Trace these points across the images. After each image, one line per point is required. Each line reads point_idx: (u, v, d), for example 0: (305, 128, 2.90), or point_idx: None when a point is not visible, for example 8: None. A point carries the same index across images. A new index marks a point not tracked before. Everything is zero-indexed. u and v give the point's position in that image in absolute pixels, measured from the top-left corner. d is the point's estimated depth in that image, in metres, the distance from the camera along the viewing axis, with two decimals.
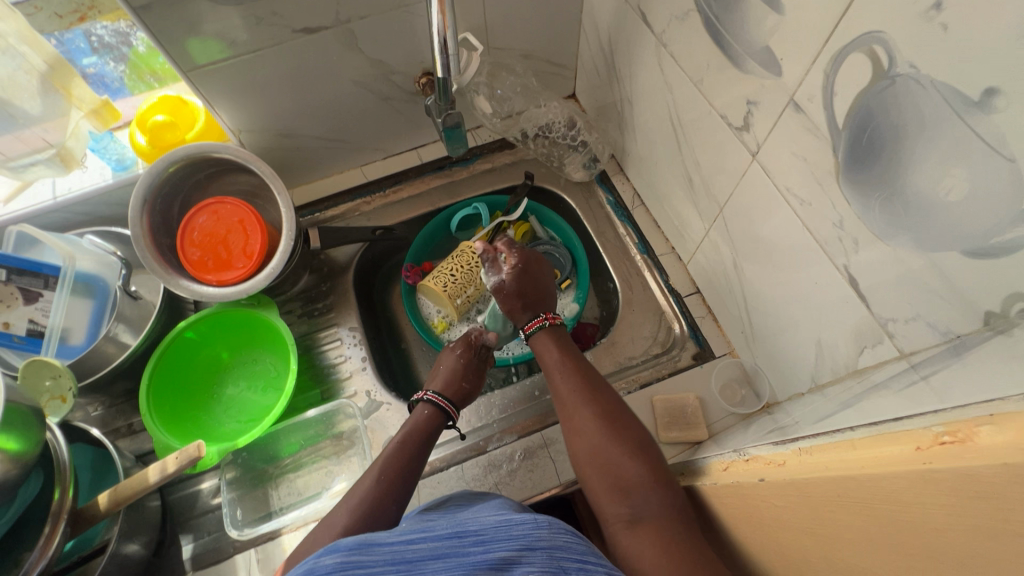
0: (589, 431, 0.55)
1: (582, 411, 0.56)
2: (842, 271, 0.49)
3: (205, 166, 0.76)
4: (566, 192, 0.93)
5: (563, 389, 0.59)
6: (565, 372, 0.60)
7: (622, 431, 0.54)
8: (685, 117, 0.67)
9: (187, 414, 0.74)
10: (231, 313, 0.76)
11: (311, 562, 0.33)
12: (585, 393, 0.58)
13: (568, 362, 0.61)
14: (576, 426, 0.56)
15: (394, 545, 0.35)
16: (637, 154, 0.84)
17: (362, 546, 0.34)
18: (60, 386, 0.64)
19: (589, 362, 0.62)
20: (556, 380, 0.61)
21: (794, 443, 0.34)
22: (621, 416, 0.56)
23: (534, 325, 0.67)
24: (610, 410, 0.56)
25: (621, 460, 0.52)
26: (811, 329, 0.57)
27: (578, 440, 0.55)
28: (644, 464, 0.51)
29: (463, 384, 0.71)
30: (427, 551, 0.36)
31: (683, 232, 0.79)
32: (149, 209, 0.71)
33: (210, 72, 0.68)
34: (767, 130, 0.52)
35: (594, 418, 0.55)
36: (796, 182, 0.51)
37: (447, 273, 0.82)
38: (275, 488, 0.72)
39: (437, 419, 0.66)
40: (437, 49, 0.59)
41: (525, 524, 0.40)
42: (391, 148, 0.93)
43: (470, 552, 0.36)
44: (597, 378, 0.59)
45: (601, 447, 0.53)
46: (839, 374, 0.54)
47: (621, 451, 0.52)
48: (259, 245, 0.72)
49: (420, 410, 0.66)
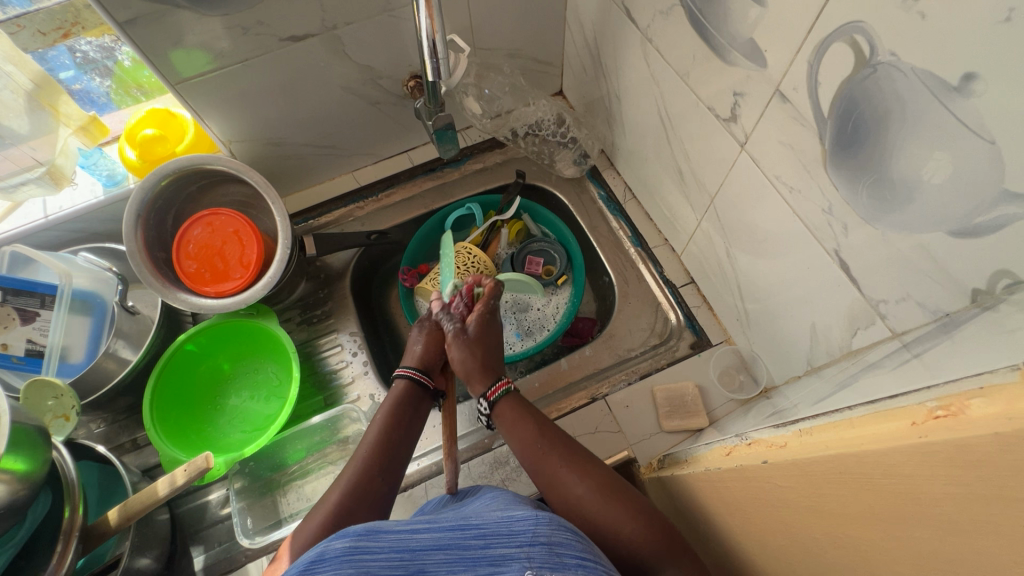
0: (590, 509, 0.53)
1: (576, 490, 0.55)
2: (832, 255, 0.51)
3: (197, 179, 0.76)
4: (557, 189, 0.93)
5: (549, 468, 0.58)
6: (547, 447, 0.58)
7: (623, 503, 0.53)
8: (673, 109, 0.67)
9: (192, 428, 0.74)
10: (231, 324, 0.76)
11: (322, 546, 0.35)
12: (574, 468, 0.57)
13: (546, 438, 0.59)
14: (575, 510, 0.54)
15: (399, 534, 0.37)
16: (626, 148, 0.85)
17: (371, 533, 0.36)
18: (63, 405, 0.64)
19: (564, 432, 0.61)
20: (537, 459, 0.58)
21: (794, 424, 0.35)
22: (615, 488, 0.55)
23: (496, 391, 0.64)
24: (604, 483, 0.55)
25: (630, 540, 0.51)
26: (805, 313, 0.58)
27: (582, 521, 0.53)
28: (654, 532, 0.51)
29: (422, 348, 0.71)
30: (430, 541, 0.37)
31: (675, 223, 0.80)
32: (143, 223, 0.71)
33: (197, 84, 0.68)
34: (755, 120, 0.53)
35: (592, 497, 0.54)
36: (784, 170, 0.52)
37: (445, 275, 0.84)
38: (284, 495, 0.72)
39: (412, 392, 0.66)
40: (427, 51, 0.60)
41: (527, 521, 0.39)
42: (382, 152, 0.93)
43: (471, 545, 0.37)
44: (579, 449, 0.59)
45: (609, 527, 0.52)
46: (834, 356, 0.55)
47: (625, 527, 0.51)
48: (255, 254, 0.72)
49: (396, 388, 0.66)
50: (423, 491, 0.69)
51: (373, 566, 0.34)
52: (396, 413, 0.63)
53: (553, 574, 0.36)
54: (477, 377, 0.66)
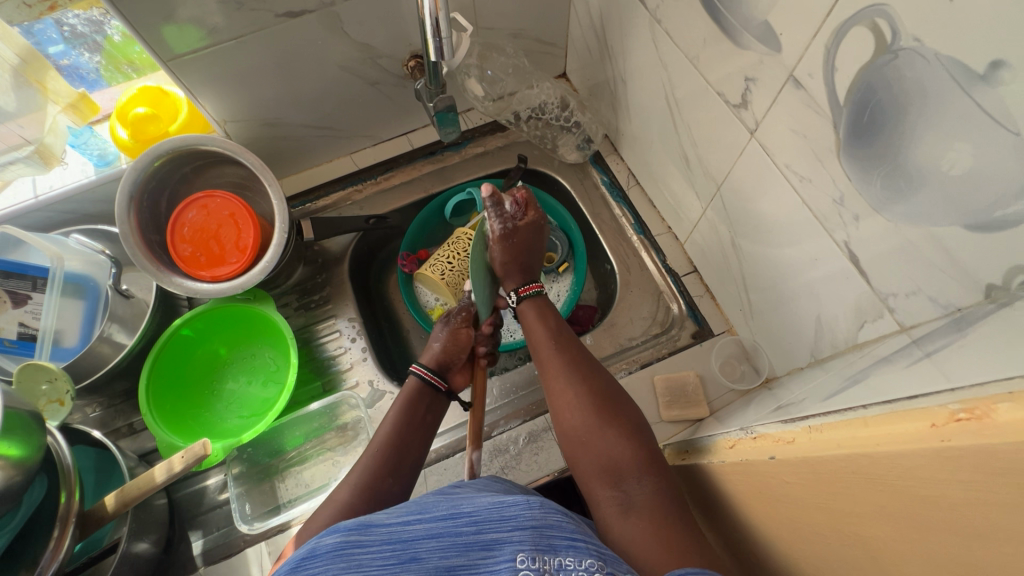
0: (581, 407, 0.57)
1: (574, 392, 0.59)
2: (842, 247, 0.50)
3: (191, 160, 0.74)
4: (560, 174, 0.92)
5: (554, 370, 0.62)
6: (557, 350, 0.63)
7: (614, 411, 0.57)
8: (681, 94, 0.66)
9: (188, 413, 0.73)
10: (227, 309, 0.75)
11: (314, 542, 0.35)
12: (577, 372, 0.60)
13: (561, 343, 0.64)
14: (568, 408, 0.58)
15: (390, 526, 0.36)
16: (631, 133, 0.84)
17: (360, 528, 0.35)
18: (57, 389, 0.63)
19: (580, 343, 0.65)
20: (544, 358, 0.63)
21: (803, 421, 0.35)
22: (611, 397, 0.58)
23: (529, 289, 0.70)
24: (602, 391, 0.59)
25: (611, 441, 0.54)
26: (811, 305, 0.58)
27: (569, 417, 0.58)
28: (633, 444, 0.54)
29: (440, 346, 0.71)
30: (421, 531, 0.37)
31: (679, 210, 0.79)
32: (136, 206, 0.70)
33: (190, 61, 0.66)
34: (766, 107, 0.52)
35: (586, 399, 0.58)
36: (795, 159, 0.51)
37: (443, 261, 0.82)
38: (283, 480, 0.72)
39: (423, 395, 0.66)
40: (428, 27, 0.57)
41: (516, 505, 0.39)
42: (381, 135, 0.91)
43: (464, 532, 0.37)
44: (588, 357, 0.62)
45: (594, 427, 0.55)
46: (838, 348, 0.55)
47: (609, 429, 0.55)
48: (251, 239, 0.71)
49: (407, 387, 0.67)
50: (422, 478, 0.69)
51: (365, 559, 0.34)
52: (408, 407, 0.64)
53: (546, 557, 0.36)
54: (513, 275, 0.72)
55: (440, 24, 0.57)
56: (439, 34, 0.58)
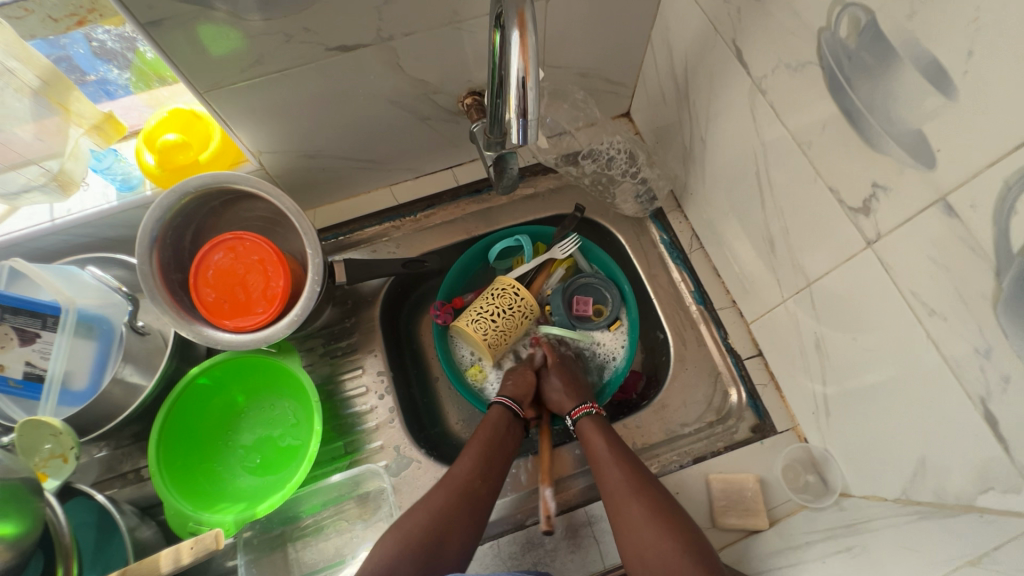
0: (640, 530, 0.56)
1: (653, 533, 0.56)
2: (976, 402, 0.42)
3: (221, 195, 0.68)
4: (615, 226, 0.84)
5: (611, 481, 0.61)
6: (614, 461, 0.61)
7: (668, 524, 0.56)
8: (776, 174, 0.58)
9: (200, 468, 0.67)
10: (249, 358, 0.69)
11: None
12: (634, 487, 0.59)
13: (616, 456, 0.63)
14: (625, 523, 0.58)
15: None
16: (701, 192, 0.76)
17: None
18: (61, 445, 0.58)
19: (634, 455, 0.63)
20: (603, 474, 0.62)
21: None
22: (666, 511, 0.57)
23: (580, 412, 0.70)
24: (659, 507, 0.58)
25: (684, 570, 0.53)
26: (914, 444, 0.50)
27: (627, 534, 0.57)
28: (696, 564, 0.53)
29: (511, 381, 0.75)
30: None
31: (750, 287, 0.71)
32: (159, 245, 0.63)
33: (231, 93, 0.60)
34: (897, 222, 0.44)
35: (644, 515, 0.57)
36: (927, 289, 0.43)
37: (484, 317, 0.75)
38: (296, 552, 0.67)
39: (508, 417, 0.71)
40: (513, 93, 0.45)
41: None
42: (424, 168, 0.84)
43: None
44: (643, 470, 0.61)
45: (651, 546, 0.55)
46: (945, 501, 0.48)
47: (671, 547, 0.54)
48: (281, 287, 0.64)
49: (491, 411, 0.71)
50: None
51: None
52: (502, 424, 0.70)
53: None
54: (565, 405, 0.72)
55: (526, 99, 0.45)
56: (524, 110, 0.46)
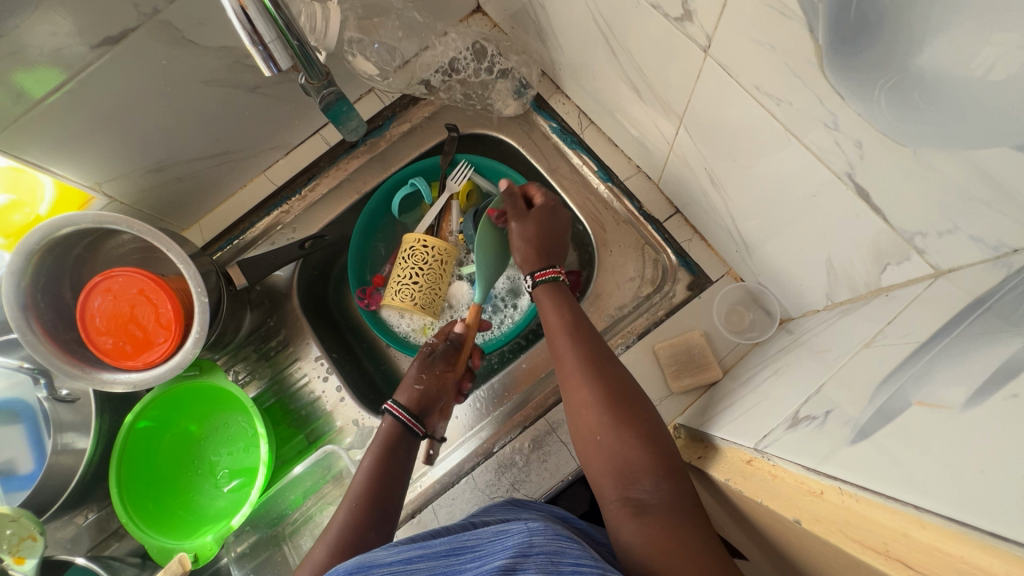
0: (595, 409, 0.53)
1: (603, 415, 0.52)
2: (846, 181, 0.39)
3: (78, 240, 0.64)
4: (502, 132, 0.79)
5: (570, 361, 0.57)
6: (574, 341, 0.58)
7: (627, 407, 0.53)
8: (610, 13, 0.52)
9: (176, 503, 0.68)
10: (181, 388, 0.69)
11: None
12: (591, 369, 0.56)
13: (577, 336, 0.59)
14: (581, 405, 0.55)
15: (392, 566, 0.32)
16: (569, 64, 0.70)
17: (358, 569, 0.32)
18: (23, 527, 0.59)
19: (598, 338, 0.60)
20: (561, 357, 0.59)
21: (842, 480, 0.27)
22: (625, 392, 0.54)
23: (544, 275, 0.65)
24: (618, 389, 0.54)
25: (631, 447, 0.50)
26: (817, 246, 0.47)
27: (581, 415, 0.54)
28: (648, 445, 0.50)
29: (421, 387, 0.66)
30: (425, 571, 0.32)
31: (645, 145, 0.66)
32: (35, 311, 0.61)
33: (20, 132, 0.55)
34: (715, 15, 0.39)
35: (600, 394, 0.53)
36: (767, 78, 0.39)
37: (406, 284, 0.72)
38: (293, 549, 0.69)
39: (402, 434, 0.62)
40: (238, 26, 0.43)
41: (521, 531, 0.34)
42: (289, 141, 0.78)
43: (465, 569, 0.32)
44: (603, 351, 0.58)
45: (607, 425, 0.52)
46: (858, 292, 0.45)
47: (629, 432, 0.51)
48: (171, 311, 0.62)
49: (383, 428, 0.63)
50: (431, 513, 0.64)
51: None
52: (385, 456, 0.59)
53: None
54: (529, 263, 0.66)
55: None
56: (258, 36, 0.44)
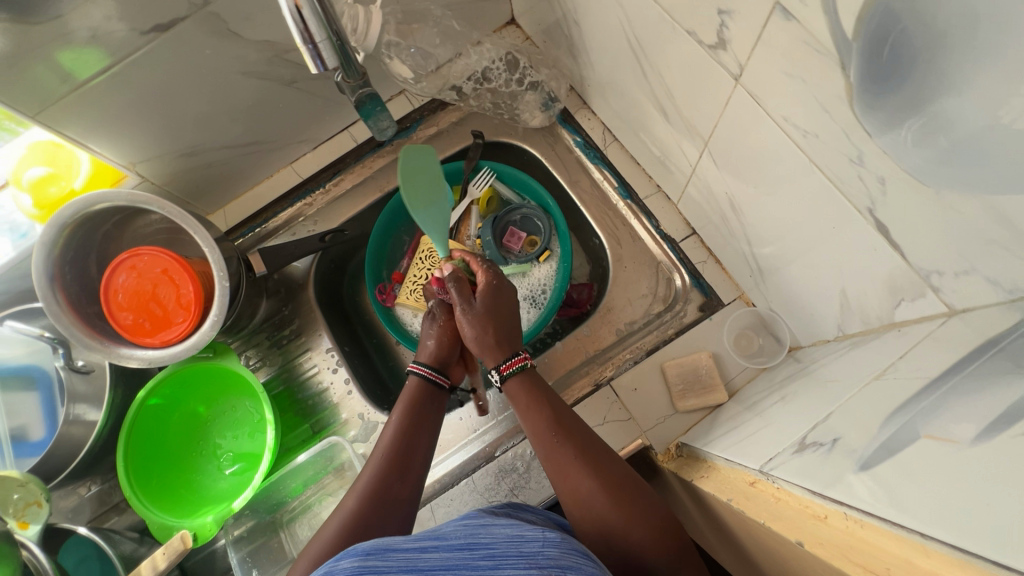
0: (599, 508, 0.50)
1: (609, 514, 0.49)
2: (866, 215, 0.39)
3: (108, 216, 0.66)
4: (527, 143, 0.80)
5: (563, 459, 0.53)
6: (565, 435, 0.54)
7: (632, 499, 0.50)
8: (644, 35, 0.53)
9: (178, 482, 0.69)
10: (193, 368, 0.70)
11: (330, 565, 0.33)
12: (586, 461, 0.52)
13: (566, 426, 0.55)
14: (582, 504, 0.51)
15: (406, 553, 0.34)
16: (598, 82, 0.71)
17: (376, 550, 0.34)
18: (31, 492, 0.60)
19: (584, 422, 0.57)
20: (551, 452, 0.54)
21: (844, 501, 0.28)
22: (625, 481, 0.52)
23: (512, 366, 0.60)
24: (620, 480, 0.51)
25: (642, 541, 0.48)
26: (833, 277, 0.48)
27: (584, 513, 0.51)
28: (657, 538, 0.48)
29: (434, 341, 0.68)
30: (438, 562, 0.34)
31: (667, 166, 0.67)
32: (61, 282, 0.63)
33: (65, 108, 0.57)
34: (750, 44, 0.40)
35: (603, 493, 0.50)
36: (795, 110, 0.40)
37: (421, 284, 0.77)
38: (289, 536, 0.70)
39: (432, 388, 0.64)
40: (291, 24, 0.45)
41: (536, 542, 0.36)
42: (318, 136, 0.80)
43: (479, 566, 0.34)
44: (595, 440, 0.54)
45: (615, 524, 0.49)
46: (870, 325, 0.46)
47: (638, 525, 0.49)
48: (192, 292, 0.63)
49: (409, 387, 0.64)
50: (429, 512, 0.65)
51: None
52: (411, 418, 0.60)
53: None
54: (492, 353, 0.62)
55: None
56: (309, 35, 0.46)
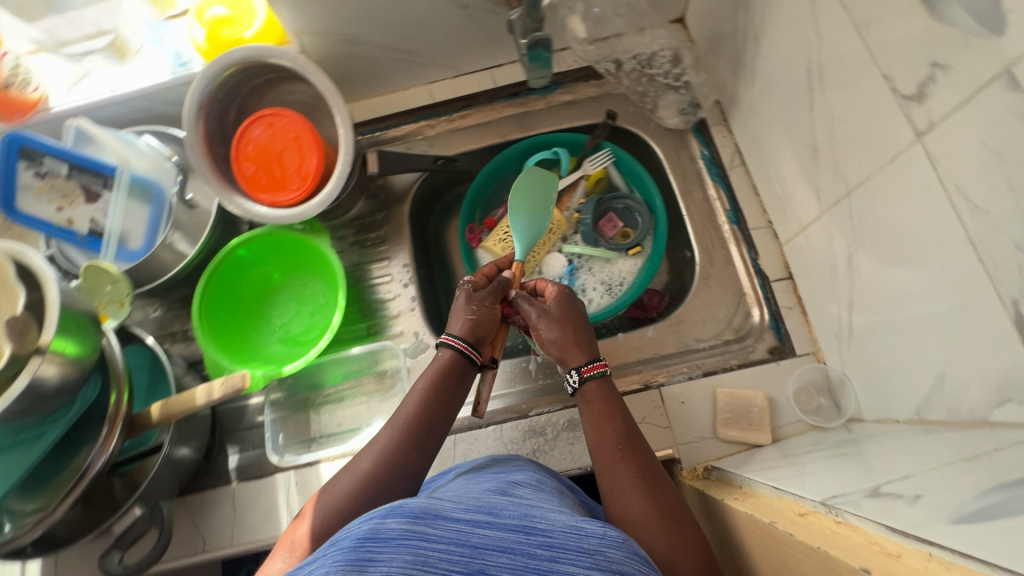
0: (644, 529, 0.48)
1: (655, 538, 0.47)
2: (1007, 307, 0.39)
3: (262, 73, 0.70)
4: (653, 139, 0.81)
5: (620, 473, 0.53)
6: (628, 451, 0.54)
7: (683, 533, 0.48)
8: (829, 69, 0.53)
9: (237, 332, 0.74)
10: (282, 236, 0.73)
11: (380, 520, 0.34)
12: (643, 482, 0.52)
13: (630, 445, 0.55)
14: (628, 524, 0.50)
15: (458, 523, 0.35)
16: (749, 103, 0.71)
17: (427, 516, 0.34)
18: (118, 291, 0.65)
19: (649, 450, 0.56)
20: (609, 464, 0.54)
21: (920, 539, 0.28)
22: (680, 514, 0.50)
23: (591, 370, 0.60)
24: (674, 512, 0.49)
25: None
26: (934, 359, 0.48)
27: (628, 534, 0.49)
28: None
29: (475, 317, 0.63)
30: (491, 541, 0.34)
31: (789, 205, 0.67)
32: (205, 116, 0.67)
33: None
34: (952, 106, 0.40)
35: (652, 514, 0.49)
36: (975, 183, 0.40)
37: (513, 236, 0.76)
38: (316, 415, 0.73)
39: (461, 362, 0.61)
40: None
41: (596, 538, 0.36)
42: (463, 67, 0.82)
43: (535, 554, 0.34)
44: (656, 467, 0.54)
45: (659, 551, 0.47)
46: (957, 417, 0.46)
47: (686, 560, 0.46)
48: (314, 166, 0.67)
49: (440, 361, 0.61)
50: (451, 443, 0.68)
51: (431, 556, 0.32)
52: (437, 402, 0.58)
53: None
54: (570, 355, 0.62)
55: None
56: None
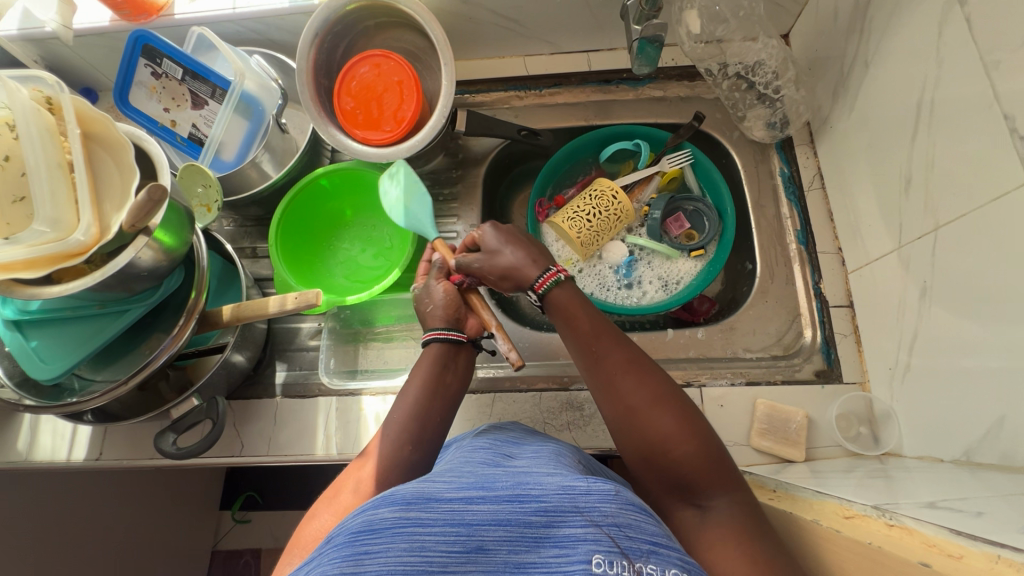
0: (639, 418, 0.51)
1: (651, 421, 0.50)
2: None
3: (378, 14, 0.72)
4: (735, 149, 0.82)
5: (607, 371, 0.54)
6: (611, 347, 0.55)
7: (674, 410, 0.51)
8: (943, 104, 0.53)
9: (304, 258, 0.77)
10: (363, 174, 0.76)
11: (370, 511, 0.34)
12: (630, 371, 0.54)
13: (609, 338, 0.56)
14: (624, 418, 0.52)
15: (451, 503, 0.35)
16: (843, 128, 0.71)
17: (418, 502, 0.34)
18: (208, 196, 0.68)
19: (629, 338, 0.57)
20: (595, 359, 0.55)
21: (988, 546, 0.29)
22: (668, 395, 0.52)
23: (547, 281, 0.60)
24: (662, 394, 0.52)
25: (687, 455, 0.48)
26: (997, 403, 0.48)
27: (627, 429, 0.52)
28: (701, 452, 0.48)
29: (434, 307, 0.63)
30: (486, 515, 0.34)
31: (865, 234, 0.67)
32: (318, 45, 0.70)
33: None
34: None
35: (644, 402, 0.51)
36: None
37: (581, 216, 0.76)
38: (365, 350, 0.78)
39: (451, 352, 0.61)
40: None
41: (594, 496, 0.36)
42: (562, 45, 0.84)
43: (531, 522, 0.35)
44: (639, 355, 0.55)
45: (658, 436, 0.50)
46: (1010, 462, 0.46)
47: (682, 437, 0.49)
48: (411, 113, 0.69)
49: (428, 359, 0.60)
50: (490, 401, 0.70)
51: (426, 539, 0.33)
52: (428, 396, 0.57)
53: (624, 561, 0.33)
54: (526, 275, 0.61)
55: None
56: None
